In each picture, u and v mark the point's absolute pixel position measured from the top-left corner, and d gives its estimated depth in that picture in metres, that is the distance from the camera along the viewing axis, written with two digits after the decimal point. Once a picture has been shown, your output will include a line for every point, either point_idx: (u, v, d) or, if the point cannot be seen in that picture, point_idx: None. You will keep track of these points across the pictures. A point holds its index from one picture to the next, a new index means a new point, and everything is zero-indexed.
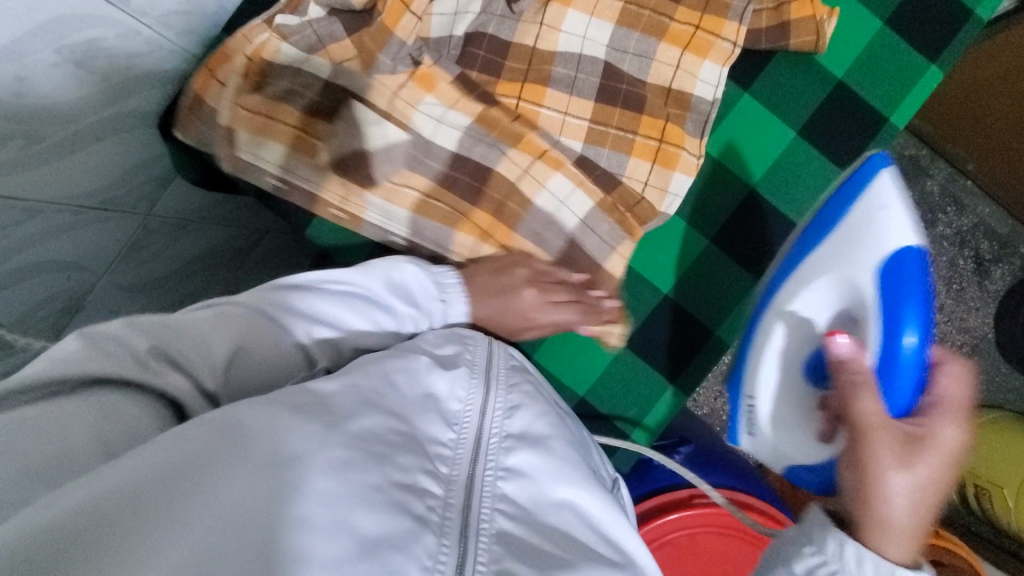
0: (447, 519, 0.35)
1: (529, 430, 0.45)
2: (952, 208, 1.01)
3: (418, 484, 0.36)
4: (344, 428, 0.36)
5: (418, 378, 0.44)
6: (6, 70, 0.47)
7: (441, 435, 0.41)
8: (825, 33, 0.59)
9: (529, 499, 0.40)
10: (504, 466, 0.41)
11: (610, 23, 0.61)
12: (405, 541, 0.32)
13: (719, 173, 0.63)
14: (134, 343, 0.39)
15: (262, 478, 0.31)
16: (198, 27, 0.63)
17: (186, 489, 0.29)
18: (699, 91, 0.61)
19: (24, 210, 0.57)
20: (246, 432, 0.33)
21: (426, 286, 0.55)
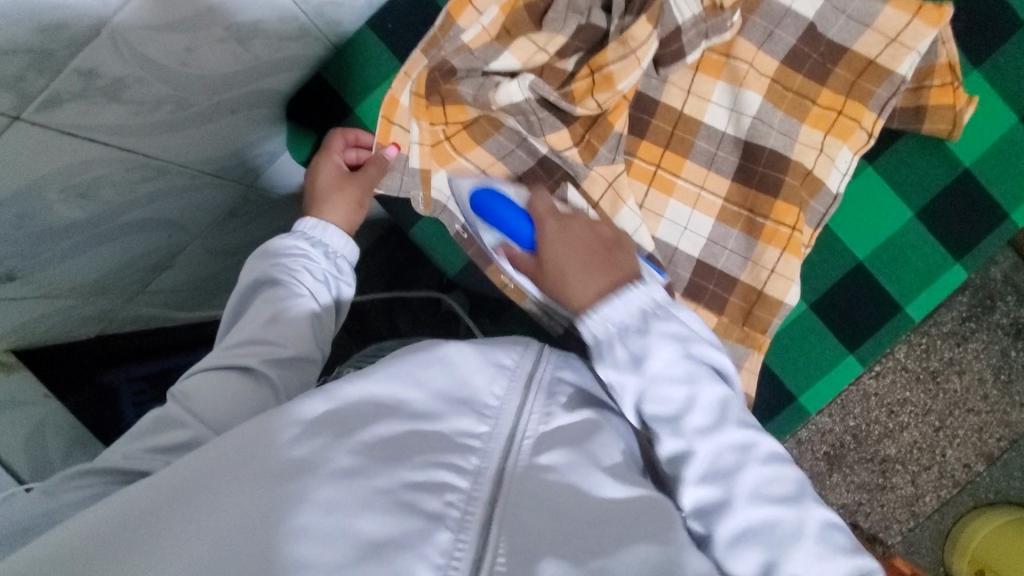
0: (469, 514, 0.37)
1: (569, 427, 0.45)
2: (1013, 297, 1.00)
3: (438, 481, 0.38)
4: (358, 437, 0.39)
5: (455, 378, 0.45)
6: (178, 42, 0.48)
7: (474, 428, 0.43)
8: (961, 123, 0.59)
9: (564, 481, 0.41)
10: (539, 461, 0.41)
11: (758, 95, 0.60)
12: (414, 541, 0.35)
13: (828, 241, 0.63)
14: (253, 358, 0.50)
15: (270, 489, 0.35)
16: (344, 19, 0.64)
17: (197, 502, 0.35)
18: (830, 179, 0.60)
19: (156, 169, 0.60)
20: (254, 450, 0.37)
21: (320, 247, 0.58)
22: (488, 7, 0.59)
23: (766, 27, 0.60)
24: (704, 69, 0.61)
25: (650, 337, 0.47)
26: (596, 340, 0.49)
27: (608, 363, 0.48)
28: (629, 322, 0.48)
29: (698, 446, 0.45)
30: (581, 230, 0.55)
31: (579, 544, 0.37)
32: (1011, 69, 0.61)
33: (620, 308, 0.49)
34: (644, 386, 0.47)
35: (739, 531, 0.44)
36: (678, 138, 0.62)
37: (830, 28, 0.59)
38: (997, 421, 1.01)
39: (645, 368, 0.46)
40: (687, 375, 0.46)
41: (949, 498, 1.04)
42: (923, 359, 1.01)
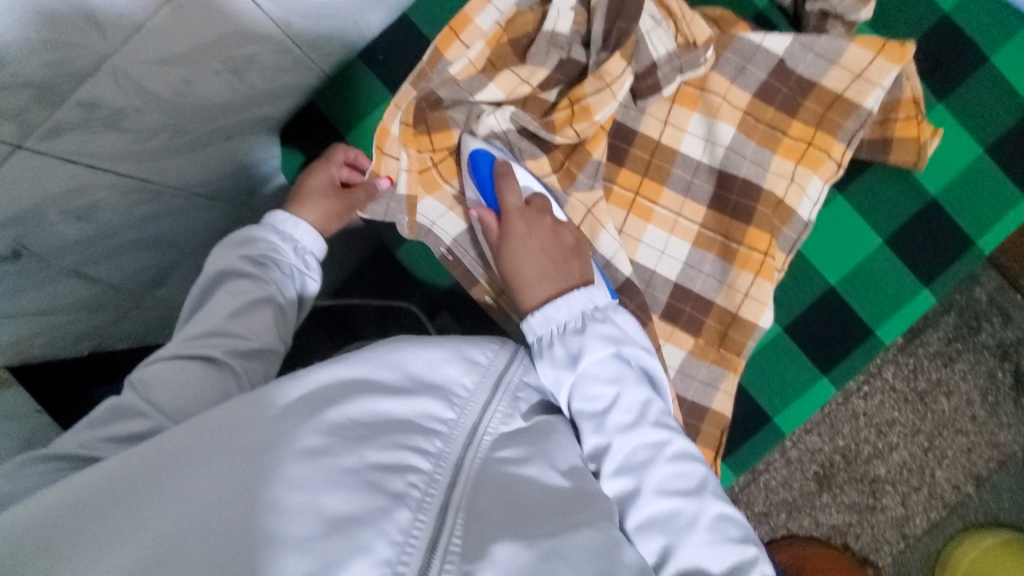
0: (429, 496, 0.39)
1: (527, 430, 0.48)
2: (998, 320, 1.02)
3: (402, 462, 0.40)
4: (327, 418, 0.40)
5: (427, 367, 0.47)
6: (176, 74, 0.51)
7: (441, 414, 0.45)
8: (925, 155, 0.61)
9: (518, 478, 0.43)
10: (498, 458, 0.44)
11: (732, 126, 0.63)
12: (375, 518, 0.36)
13: (801, 266, 0.66)
14: (212, 350, 0.51)
15: (239, 467, 0.36)
16: (338, 51, 0.67)
17: (169, 475, 0.36)
18: (801, 208, 0.62)
19: (152, 192, 0.62)
20: (218, 436, 0.39)
21: (288, 240, 0.58)
22: (476, 42, 0.62)
23: (739, 62, 0.62)
24: (680, 101, 0.64)
25: (587, 337, 0.51)
26: (538, 339, 0.52)
27: (546, 359, 0.51)
28: (569, 323, 0.52)
29: (618, 440, 0.49)
30: (546, 231, 0.59)
31: (530, 530, 0.39)
32: (976, 103, 0.63)
33: (562, 309, 0.53)
34: (571, 378, 0.50)
35: (647, 520, 0.47)
36: (656, 166, 0.65)
37: (800, 63, 0.62)
38: (983, 441, 1.03)
39: (580, 364, 0.50)
40: (614, 375, 0.50)
41: (939, 520, 1.04)
42: (911, 379, 1.03)
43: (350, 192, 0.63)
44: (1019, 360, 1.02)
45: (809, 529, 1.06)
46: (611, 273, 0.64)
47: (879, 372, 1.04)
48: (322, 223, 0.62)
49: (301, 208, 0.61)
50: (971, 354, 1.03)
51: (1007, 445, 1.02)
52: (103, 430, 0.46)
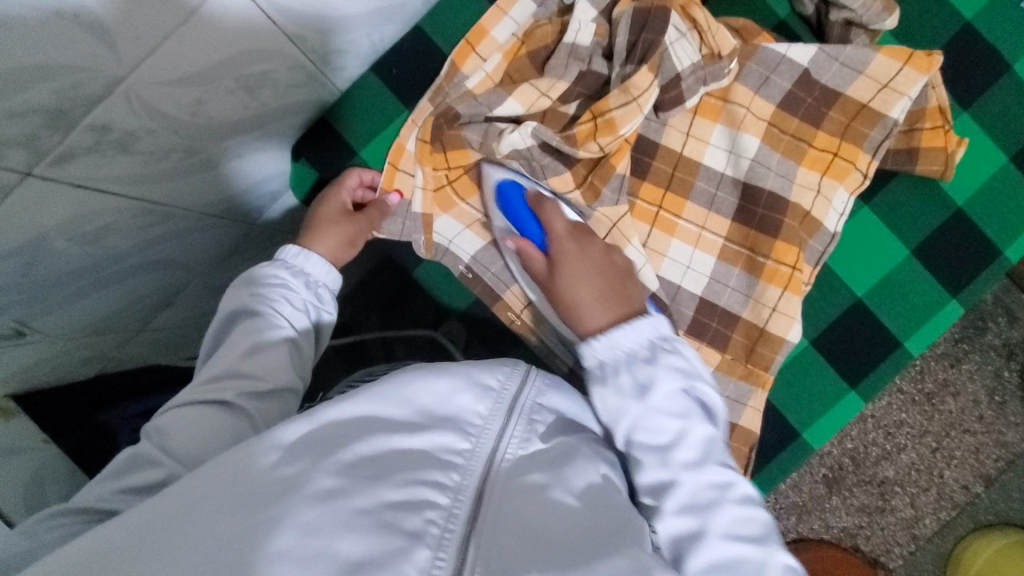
0: (448, 532, 0.38)
1: (547, 453, 0.47)
2: (1004, 319, 1.02)
3: (418, 498, 0.39)
4: (337, 457, 0.39)
5: (440, 397, 0.46)
6: (190, 94, 0.49)
7: (456, 445, 0.44)
8: (953, 164, 0.60)
9: (540, 503, 0.42)
10: (517, 485, 0.43)
11: (756, 138, 0.62)
12: (394, 559, 0.35)
13: (827, 279, 0.64)
14: (227, 392, 0.49)
15: (250, 515, 0.35)
16: (351, 65, 0.65)
17: (187, 521, 0.35)
18: (828, 220, 0.61)
19: (162, 214, 0.60)
20: (226, 480, 0.38)
21: (298, 275, 0.57)
22: (492, 54, 0.62)
23: (762, 72, 0.61)
24: (702, 112, 0.63)
25: (657, 368, 0.50)
26: (602, 365, 0.51)
27: (610, 388, 0.50)
28: (637, 351, 0.51)
29: (682, 477, 0.47)
30: (602, 258, 0.58)
31: (557, 560, 0.38)
32: (1000, 110, 0.63)
33: (630, 337, 0.51)
34: (635, 413, 0.49)
35: (713, 562, 0.45)
36: (679, 179, 0.64)
37: (824, 73, 0.61)
38: (993, 442, 1.02)
39: (647, 394, 0.49)
40: (683, 410, 0.49)
41: (949, 521, 1.04)
42: (919, 382, 1.03)
43: (364, 213, 0.62)
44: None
45: (819, 532, 1.05)
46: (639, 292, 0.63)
47: None
48: (334, 250, 0.60)
49: (315, 239, 0.60)
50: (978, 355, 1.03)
51: (1017, 446, 1.02)
52: (120, 482, 0.45)
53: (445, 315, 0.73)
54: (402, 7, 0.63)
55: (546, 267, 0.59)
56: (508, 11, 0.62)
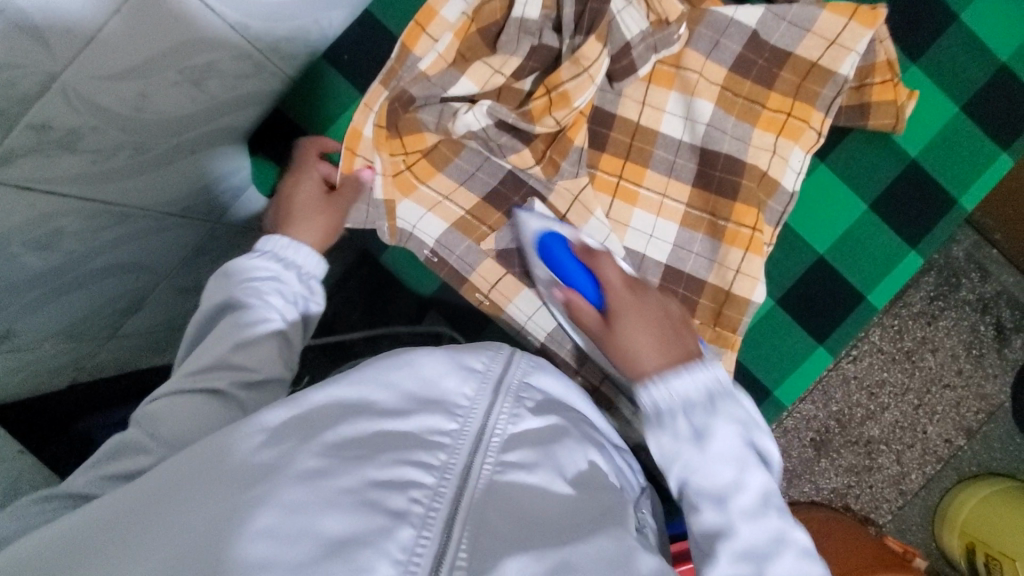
0: (433, 511, 0.38)
1: (535, 431, 0.46)
2: (977, 275, 1.04)
3: (404, 478, 0.39)
4: (324, 438, 0.39)
5: (426, 376, 0.46)
6: (133, 88, 0.49)
7: (444, 426, 0.43)
8: (904, 117, 0.61)
9: (528, 488, 0.42)
10: (502, 462, 0.42)
11: (710, 103, 0.62)
12: (376, 538, 0.35)
13: (789, 239, 0.65)
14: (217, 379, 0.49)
15: (234, 492, 0.35)
16: (301, 53, 0.65)
17: (178, 496, 0.36)
18: (785, 179, 0.62)
19: (119, 214, 0.60)
20: (212, 459, 0.38)
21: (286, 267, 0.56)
22: (443, 34, 0.62)
23: (712, 36, 0.62)
24: (656, 81, 0.63)
25: (717, 417, 0.47)
26: (654, 408, 0.49)
27: (666, 432, 0.48)
28: (694, 398, 0.48)
29: (739, 526, 0.45)
30: (654, 302, 0.55)
31: (539, 539, 0.38)
32: (947, 61, 0.64)
33: (688, 382, 0.49)
34: (694, 465, 0.47)
35: None
36: (637, 148, 0.64)
37: (772, 34, 0.61)
38: (972, 394, 1.05)
39: (696, 443, 0.47)
40: (739, 460, 0.47)
41: (933, 474, 1.06)
42: (897, 339, 1.05)
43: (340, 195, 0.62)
44: (998, 312, 1.04)
45: (810, 495, 1.07)
46: None
47: (865, 336, 1.05)
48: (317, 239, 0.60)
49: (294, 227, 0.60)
50: (956, 311, 1.05)
51: (995, 396, 1.05)
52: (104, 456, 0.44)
53: (417, 301, 0.73)
54: None
55: (603, 324, 0.55)
56: None
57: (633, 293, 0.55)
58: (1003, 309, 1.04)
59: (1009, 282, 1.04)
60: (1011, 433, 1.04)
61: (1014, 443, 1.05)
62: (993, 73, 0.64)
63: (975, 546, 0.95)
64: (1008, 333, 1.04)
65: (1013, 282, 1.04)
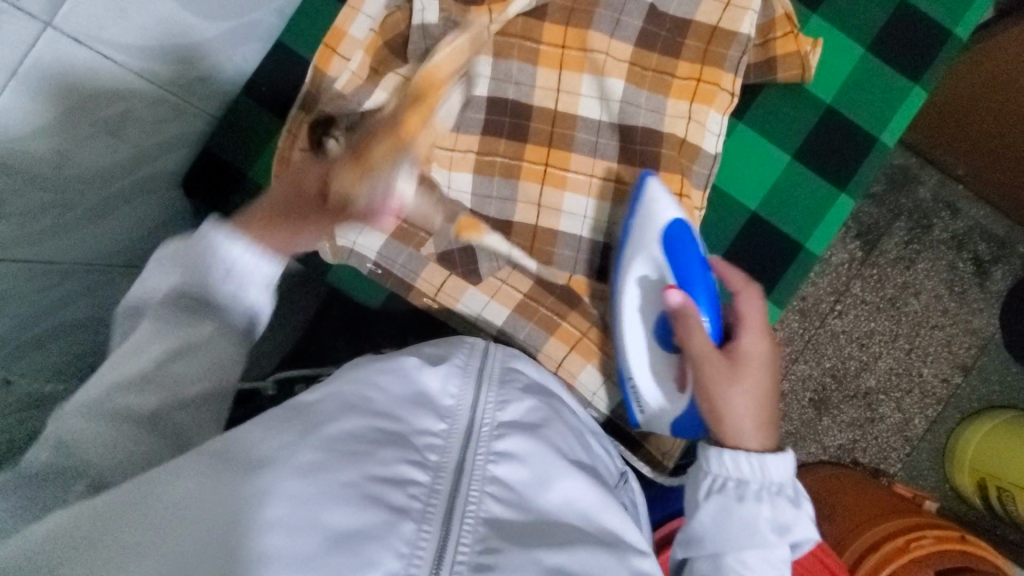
0: (431, 505, 0.38)
1: (523, 419, 0.47)
2: (947, 213, 1.05)
3: (400, 475, 0.39)
4: (320, 435, 0.40)
5: (409, 378, 0.47)
6: (48, 146, 0.50)
7: (433, 424, 0.44)
8: (810, 66, 0.63)
9: (520, 480, 0.42)
10: (496, 450, 0.43)
11: (621, 80, 0.64)
12: (381, 533, 0.36)
13: (720, 200, 0.66)
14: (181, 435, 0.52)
15: (233, 485, 0.36)
16: (219, 90, 0.67)
17: (192, 477, 0.37)
18: (706, 142, 0.63)
19: (61, 272, 0.61)
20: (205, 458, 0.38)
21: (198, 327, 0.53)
22: (354, 52, 0.63)
23: (613, 16, 0.63)
24: (567, 66, 0.64)
25: (798, 519, 0.50)
26: (738, 483, 0.50)
27: (739, 508, 0.49)
28: (775, 485, 0.50)
29: None
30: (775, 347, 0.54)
31: (537, 536, 0.39)
32: (846, 5, 0.66)
33: (778, 466, 0.50)
34: (738, 546, 0.49)
35: None
36: (559, 134, 0.65)
37: (669, 5, 0.63)
38: (962, 330, 1.05)
39: (760, 533, 0.48)
40: (788, 563, 0.49)
41: (937, 416, 1.06)
42: (879, 288, 1.05)
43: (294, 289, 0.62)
44: (974, 247, 1.05)
45: (817, 455, 1.06)
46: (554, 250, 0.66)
47: (847, 289, 1.06)
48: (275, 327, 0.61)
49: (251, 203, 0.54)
50: (933, 252, 1.06)
51: (984, 329, 1.05)
52: None
53: None
54: (255, 25, 0.65)
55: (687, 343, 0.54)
56: (360, 7, 0.63)
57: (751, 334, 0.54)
58: (978, 242, 1.05)
59: (980, 215, 1.05)
60: (1007, 362, 1.04)
61: (1010, 373, 1.04)
62: (894, 10, 0.65)
63: (986, 482, 0.95)
64: (986, 265, 1.05)
65: (984, 215, 1.05)
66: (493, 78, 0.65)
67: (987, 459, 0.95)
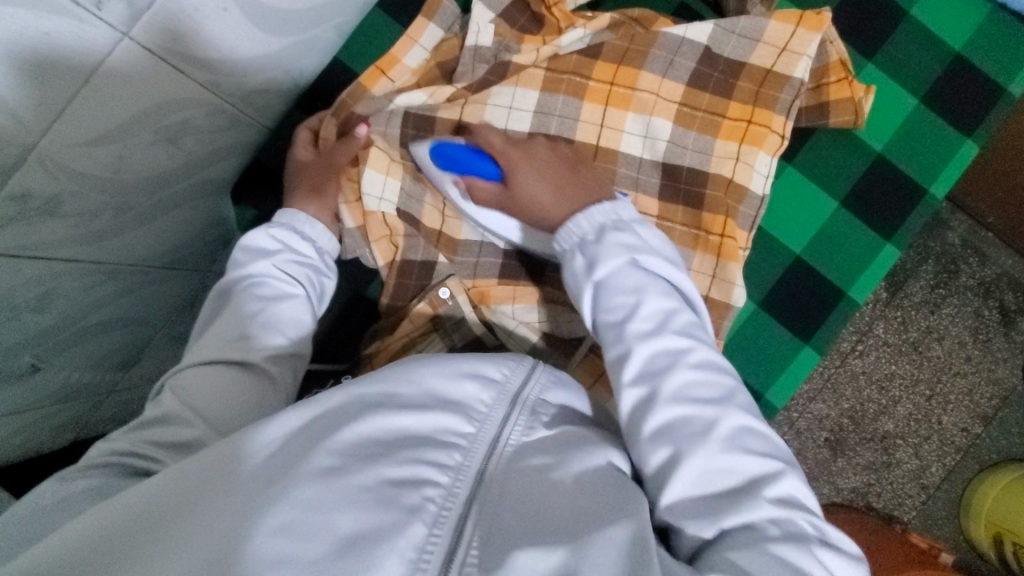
0: (446, 510, 0.37)
1: (552, 439, 0.45)
2: (975, 259, 1.04)
3: (419, 477, 0.38)
4: (345, 434, 0.39)
5: (444, 382, 0.45)
6: (109, 151, 0.51)
7: (459, 429, 0.42)
8: (863, 112, 0.62)
9: (542, 484, 0.41)
10: (518, 469, 0.41)
11: (669, 121, 0.63)
12: (389, 534, 0.35)
13: (765, 242, 0.66)
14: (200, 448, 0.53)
15: (254, 489, 0.36)
16: (273, 103, 0.68)
17: (223, 479, 0.37)
18: (754, 183, 0.63)
19: (107, 271, 0.61)
20: (233, 463, 0.38)
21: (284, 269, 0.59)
22: (402, 76, 0.67)
23: (666, 56, 0.63)
24: (612, 102, 0.64)
25: (604, 246, 0.53)
26: (564, 250, 0.55)
27: (570, 269, 0.54)
28: (586, 234, 0.54)
29: (638, 347, 0.49)
30: (543, 151, 0.59)
31: (551, 534, 0.38)
32: (902, 56, 0.66)
33: (580, 222, 0.55)
34: (602, 291, 0.52)
35: (661, 426, 0.46)
36: (602, 167, 0.64)
37: (725, 47, 0.63)
38: (984, 379, 1.03)
39: (603, 274, 0.52)
40: (632, 286, 0.51)
41: (955, 465, 1.04)
42: (902, 331, 1.04)
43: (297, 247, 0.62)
44: (1002, 295, 1.03)
45: (830, 496, 1.05)
46: None
47: (870, 330, 1.05)
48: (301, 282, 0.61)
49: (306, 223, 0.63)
50: (957, 297, 1.04)
51: (1008, 380, 1.03)
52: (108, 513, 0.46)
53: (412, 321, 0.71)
54: (313, 42, 0.66)
55: (504, 190, 0.59)
56: (417, 39, 0.66)
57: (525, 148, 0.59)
58: (1005, 291, 1.03)
59: (1009, 264, 1.03)
60: None
61: None
62: (949, 63, 0.65)
63: (1002, 535, 0.95)
64: (1013, 315, 1.03)
65: (1012, 264, 1.03)
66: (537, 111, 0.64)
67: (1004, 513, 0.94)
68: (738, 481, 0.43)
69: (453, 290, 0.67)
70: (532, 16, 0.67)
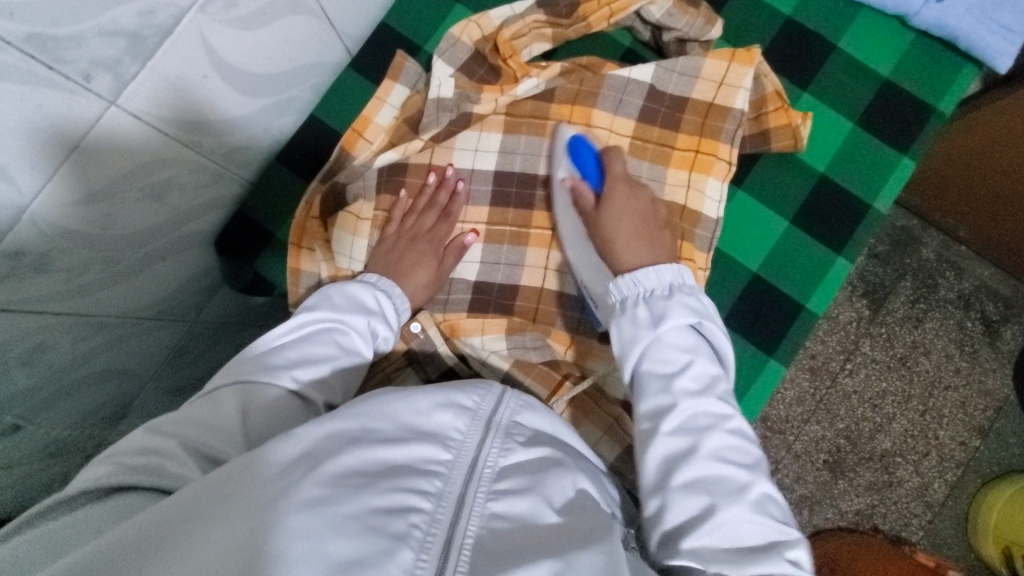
0: (432, 535, 0.36)
1: (526, 462, 0.44)
2: (952, 273, 1.07)
3: (403, 504, 0.37)
4: (327, 466, 0.38)
5: (417, 414, 0.44)
6: (98, 211, 0.54)
7: (437, 457, 0.41)
8: (802, 137, 0.67)
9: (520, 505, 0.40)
10: (499, 488, 0.41)
11: (623, 153, 0.68)
12: (379, 559, 0.34)
13: (723, 262, 0.69)
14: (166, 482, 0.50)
15: (241, 525, 0.34)
16: (254, 158, 0.72)
17: (201, 518, 0.35)
18: (706, 208, 0.67)
19: (96, 324, 0.64)
20: (215, 501, 0.36)
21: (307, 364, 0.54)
22: (377, 136, 0.71)
23: (615, 95, 0.68)
24: (572, 137, 0.69)
25: (672, 302, 0.55)
26: (623, 300, 0.57)
27: (629, 317, 0.55)
28: (656, 289, 0.56)
29: (682, 401, 0.51)
30: (645, 203, 0.63)
31: (528, 551, 0.37)
32: (836, 84, 0.71)
33: (650, 276, 0.57)
34: (657, 341, 0.54)
35: (693, 480, 0.47)
36: None
37: (667, 85, 0.69)
38: (977, 392, 1.05)
39: (664, 332, 0.54)
40: (690, 345, 0.53)
41: (957, 480, 1.04)
42: (889, 347, 1.06)
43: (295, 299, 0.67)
44: (983, 306, 1.06)
45: (835, 520, 1.04)
46: (560, 307, 0.69)
47: (858, 348, 1.07)
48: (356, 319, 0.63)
49: None
50: (941, 311, 1.07)
51: (999, 391, 1.05)
52: None
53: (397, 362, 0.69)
54: (288, 101, 0.71)
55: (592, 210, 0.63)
56: (386, 98, 0.71)
57: (630, 189, 0.63)
58: (986, 302, 1.06)
59: (987, 276, 1.07)
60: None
61: None
62: (882, 89, 0.71)
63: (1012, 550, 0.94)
64: (997, 325, 1.06)
65: (990, 276, 1.06)
66: (500, 151, 0.70)
67: (1012, 528, 0.94)
68: (759, 541, 0.45)
69: (424, 323, 0.68)
70: (489, 68, 0.73)
